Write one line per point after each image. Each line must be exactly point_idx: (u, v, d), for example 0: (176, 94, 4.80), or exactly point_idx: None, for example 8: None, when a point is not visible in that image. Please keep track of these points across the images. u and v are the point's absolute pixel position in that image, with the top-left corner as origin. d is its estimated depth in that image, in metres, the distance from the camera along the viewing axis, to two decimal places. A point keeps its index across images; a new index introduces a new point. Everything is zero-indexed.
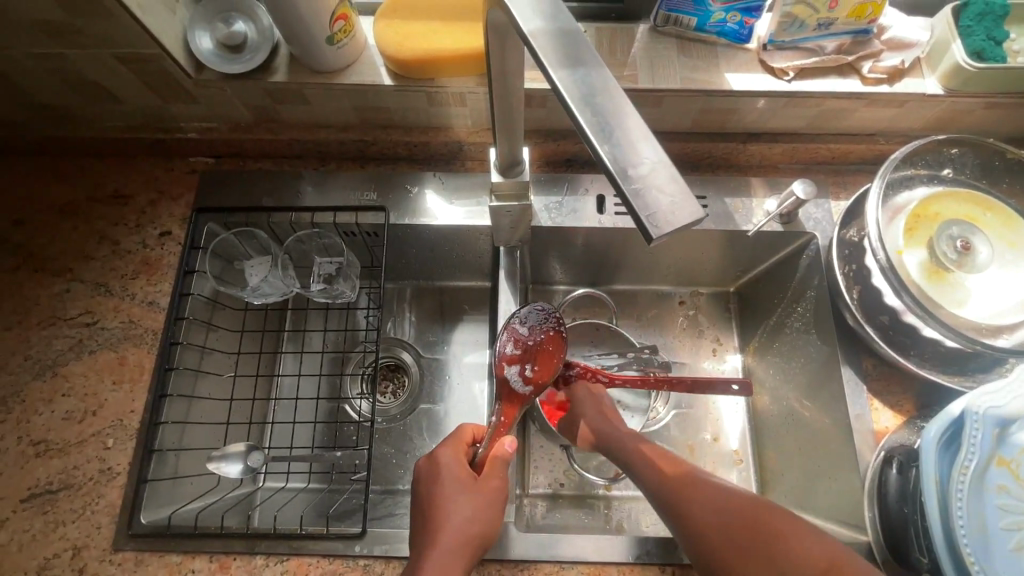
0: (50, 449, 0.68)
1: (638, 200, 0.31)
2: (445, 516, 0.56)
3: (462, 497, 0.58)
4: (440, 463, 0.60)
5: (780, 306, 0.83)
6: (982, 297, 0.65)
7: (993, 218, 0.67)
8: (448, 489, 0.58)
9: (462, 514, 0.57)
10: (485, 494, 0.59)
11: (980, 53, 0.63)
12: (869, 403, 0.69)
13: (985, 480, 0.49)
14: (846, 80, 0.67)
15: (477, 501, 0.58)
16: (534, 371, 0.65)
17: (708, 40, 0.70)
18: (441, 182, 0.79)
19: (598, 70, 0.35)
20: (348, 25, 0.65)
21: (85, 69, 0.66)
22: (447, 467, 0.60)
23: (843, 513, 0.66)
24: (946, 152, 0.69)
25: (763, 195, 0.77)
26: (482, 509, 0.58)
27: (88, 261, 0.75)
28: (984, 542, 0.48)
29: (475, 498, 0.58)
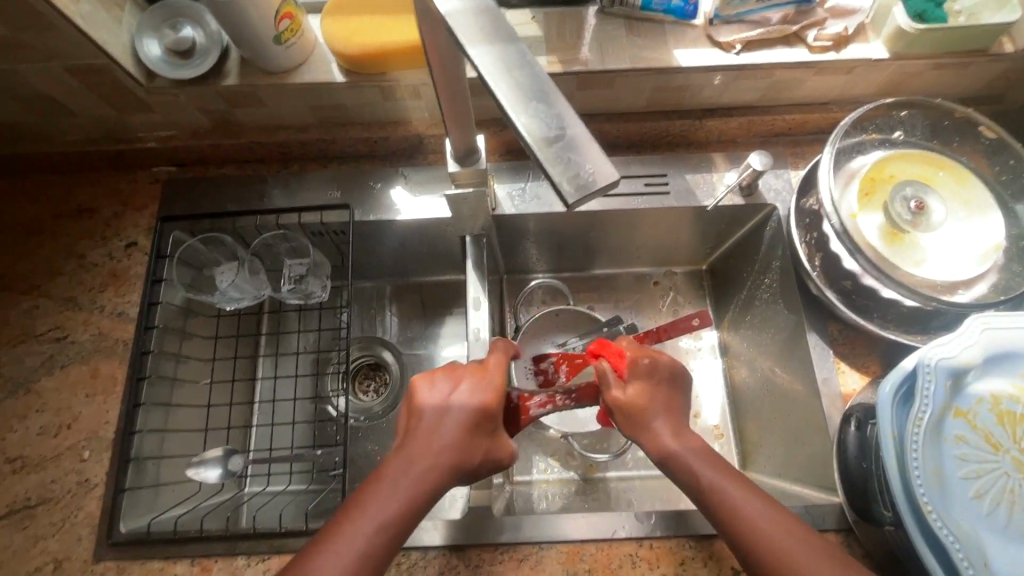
0: (27, 465, 0.68)
1: (557, 166, 0.32)
2: (392, 486, 0.50)
3: (457, 450, 0.53)
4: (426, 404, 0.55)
5: (749, 279, 0.84)
6: (938, 255, 0.66)
7: (946, 176, 0.68)
8: (446, 433, 0.53)
9: (446, 464, 0.52)
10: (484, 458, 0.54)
11: (921, 15, 0.64)
12: (836, 366, 0.70)
13: (943, 431, 0.51)
14: (792, 49, 0.68)
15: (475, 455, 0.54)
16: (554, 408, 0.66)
17: (656, 18, 0.70)
18: (405, 177, 0.80)
19: (512, 45, 0.35)
20: (295, 24, 0.65)
21: (36, 84, 0.66)
22: (470, 415, 0.55)
23: (819, 477, 0.67)
24: (896, 115, 0.70)
25: (723, 169, 0.78)
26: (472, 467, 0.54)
27: (55, 277, 0.76)
28: (942, 492, 0.49)
29: (466, 457, 0.53)
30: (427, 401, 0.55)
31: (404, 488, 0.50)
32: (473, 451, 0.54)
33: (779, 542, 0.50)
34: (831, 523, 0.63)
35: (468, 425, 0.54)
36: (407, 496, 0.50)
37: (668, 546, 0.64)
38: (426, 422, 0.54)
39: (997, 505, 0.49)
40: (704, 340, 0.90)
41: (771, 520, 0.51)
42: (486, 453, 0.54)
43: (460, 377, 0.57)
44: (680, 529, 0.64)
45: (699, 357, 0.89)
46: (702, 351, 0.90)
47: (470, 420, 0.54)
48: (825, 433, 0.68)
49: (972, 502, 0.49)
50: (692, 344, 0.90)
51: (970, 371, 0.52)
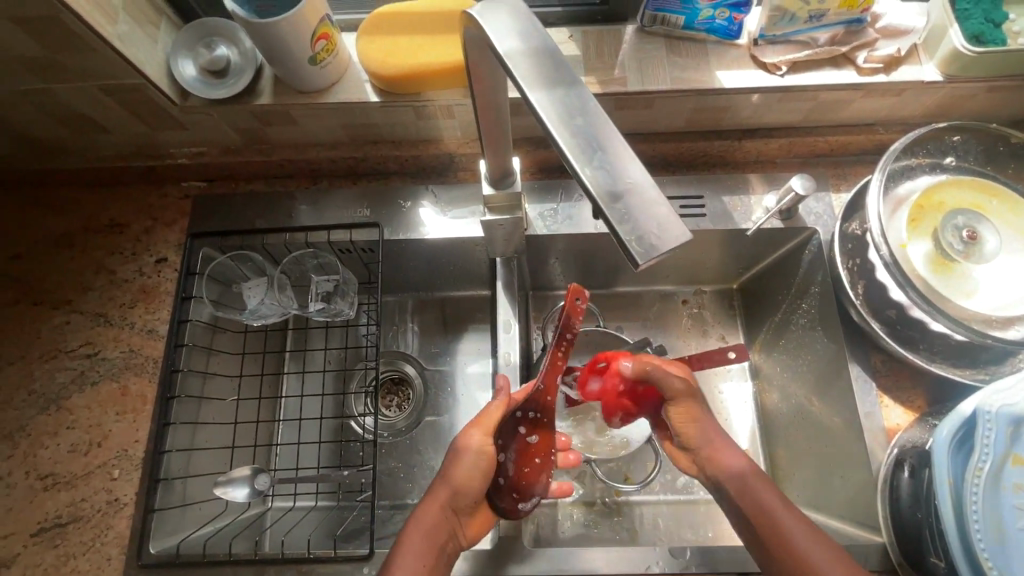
0: (58, 483, 0.68)
1: (624, 223, 0.30)
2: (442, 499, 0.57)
3: (451, 484, 0.57)
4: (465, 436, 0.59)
5: (784, 303, 0.82)
6: (991, 288, 0.63)
7: (1000, 205, 0.65)
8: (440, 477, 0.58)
9: (445, 501, 0.56)
10: (480, 479, 0.57)
11: (979, 37, 0.61)
12: (879, 400, 0.68)
13: (1002, 480, 0.48)
14: (841, 71, 0.66)
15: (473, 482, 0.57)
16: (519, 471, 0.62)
17: (697, 38, 0.68)
18: (435, 195, 0.79)
19: (572, 88, 0.34)
20: (331, 43, 0.64)
21: (70, 103, 0.66)
22: (456, 446, 0.59)
23: (858, 514, 0.65)
24: (948, 139, 0.67)
25: (761, 191, 0.76)
26: (470, 492, 0.57)
27: (86, 292, 0.76)
28: (1000, 545, 0.47)
29: (463, 486, 0.57)
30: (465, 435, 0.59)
31: (415, 531, 0.55)
32: (466, 478, 0.57)
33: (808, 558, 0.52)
34: (873, 563, 0.61)
35: (458, 457, 0.58)
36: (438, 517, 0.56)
37: None
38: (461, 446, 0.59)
39: None
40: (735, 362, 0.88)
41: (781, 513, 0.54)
42: (481, 477, 0.57)
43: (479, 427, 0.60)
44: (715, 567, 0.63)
45: (729, 380, 0.87)
46: (732, 373, 0.87)
47: (461, 451, 0.58)
48: (865, 468, 0.65)
49: None
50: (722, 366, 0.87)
51: None
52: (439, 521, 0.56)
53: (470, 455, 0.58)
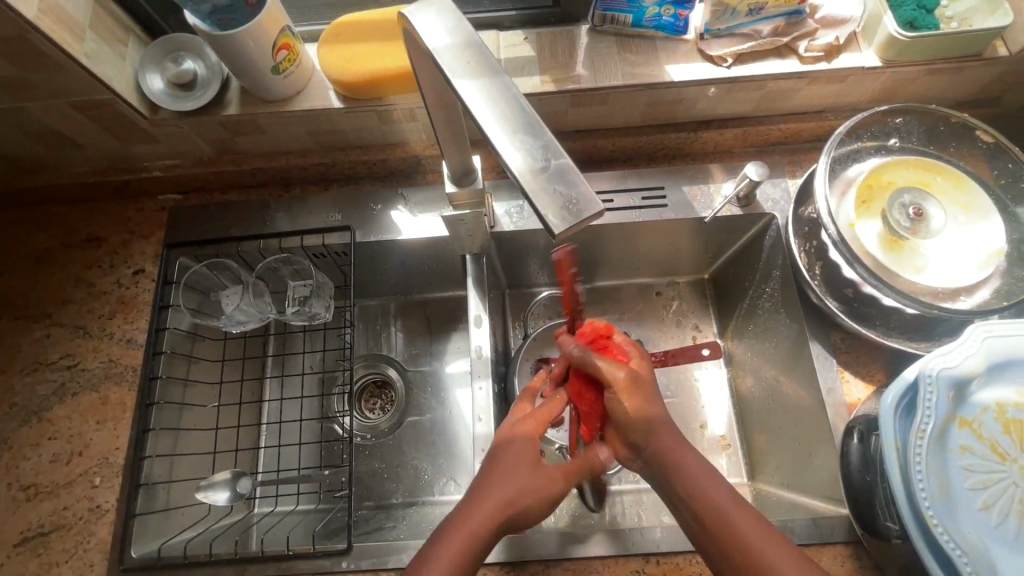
0: (40, 492, 0.69)
1: (541, 197, 0.33)
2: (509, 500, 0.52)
3: (512, 502, 0.52)
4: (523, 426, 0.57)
5: (750, 289, 0.84)
6: (939, 261, 0.65)
7: (944, 182, 0.68)
8: (498, 484, 0.53)
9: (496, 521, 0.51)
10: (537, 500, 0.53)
11: (912, 23, 0.65)
12: (840, 376, 0.70)
13: (947, 442, 0.50)
14: (785, 61, 0.68)
15: (529, 502, 0.52)
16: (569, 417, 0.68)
17: (647, 35, 0.71)
18: (405, 198, 0.81)
19: (496, 79, 0.37)
20: (293, 53, 0.66)
21: (44, 121, 0.68)
22: (518, 465, 0.54)
23: (827, 488, 0.67)
24: (891, 122, 0.70)
25: (720, 180, 0.79)
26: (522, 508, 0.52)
27: (65, 305, 0.77)
28: (947, 504, 0.48)
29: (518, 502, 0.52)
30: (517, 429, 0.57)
31: (461, 536, 0.50)
32: (522, 509, 0.52)
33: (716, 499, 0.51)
34: (840, 535, 0.63)
35: (512, 478, 0.53)
36: (490, 519, 0.51)
37: (676, 562, 0.64)
38: (521, 445, 0.55)
39: (1006, 516, 0.48)
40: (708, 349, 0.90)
41: (728, 506, 0.51)
42: (536, 508, 0.53)
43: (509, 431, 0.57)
44: (687, 545, 0.64)
45: (703, 367, 0.89)
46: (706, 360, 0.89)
47: (511, 469, 0.53)
48: (831, 443, 0.67)
49: (980, 513, 0.49)
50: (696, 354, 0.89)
51: (974, 380, 0.51)
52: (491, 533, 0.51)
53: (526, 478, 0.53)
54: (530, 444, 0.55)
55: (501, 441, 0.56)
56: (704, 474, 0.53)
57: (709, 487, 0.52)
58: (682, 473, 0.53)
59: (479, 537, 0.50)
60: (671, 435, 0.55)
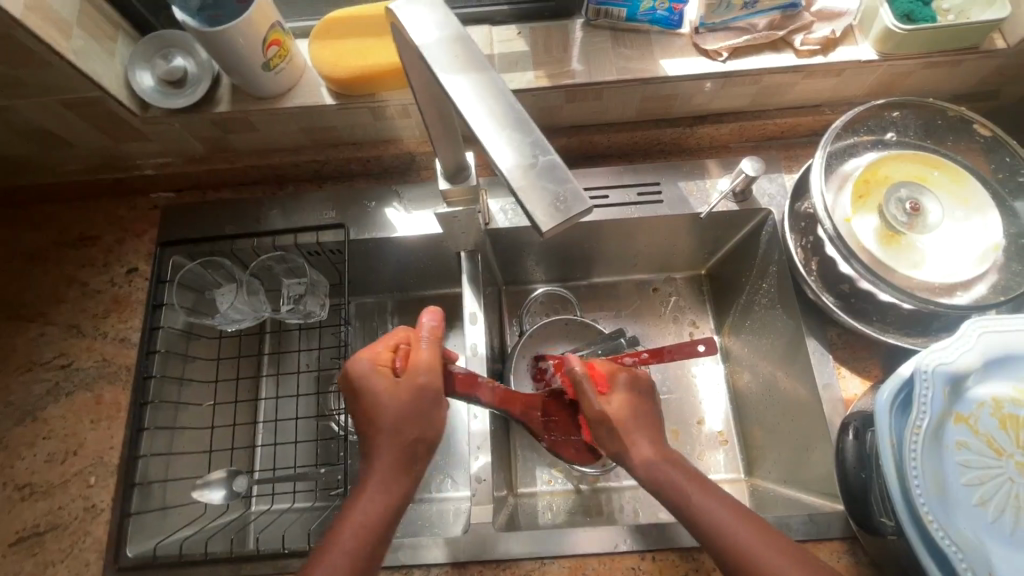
0: (35, 492, 0.69)
1: (530, 196, 0.33)
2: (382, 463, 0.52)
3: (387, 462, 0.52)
4: (361, 365, 0.56)
5: (747, 284, 0.83)
6: (935, 256, 0.65)
7: (941, 176, 0.67)
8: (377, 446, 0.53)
9: (386, 483, 0.52)
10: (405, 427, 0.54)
11: (909, 15, 0.64)
12: (837, 371, 0.70)
13: (943, 438, 0.50)
14: (780, 55, 0.68)
15: (401, 434, 0.53)
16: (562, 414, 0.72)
17: (642, 29, 0.70)
18: (400, 195, 0.80)
19: (485, 74, 0.36)
20: (284, 50, 0.66)
21: (34, 120, 0.67)
22: (378, 415, 0.54)
23: (823, 484, 0.67)
24: (888, 116, 0.69)
25: (717, 175, 0.78)
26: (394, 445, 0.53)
27: (58, 305, 0.77)
28: (942, 500, 0.48)
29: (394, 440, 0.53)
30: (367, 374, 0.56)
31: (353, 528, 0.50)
32: (393, 458, 0.53)
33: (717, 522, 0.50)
34: (836, 531, 0.63)
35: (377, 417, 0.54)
36: (377, 495, 0.51)
37: (672, 559, 0.64)
38: (366, 393, 0.55)
39: (1002, 512, 0.48)
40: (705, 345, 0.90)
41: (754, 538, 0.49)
42: (404, 453, 0.53)
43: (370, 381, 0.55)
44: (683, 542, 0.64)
45: (699, 363, 0.88)
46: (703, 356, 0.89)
47: (376, 417, 0.54)
48: (827, 439, 0.67)
49: (975, 509, 0.48)
50: None
51: (970, 376, 0.51)
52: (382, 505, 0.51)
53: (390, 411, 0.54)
54: (378, 369, 0.56)
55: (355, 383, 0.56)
56: (725, 511, 0.51)
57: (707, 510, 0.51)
58: (692, 503, 0.52)
59: (370, 512, 0.50)
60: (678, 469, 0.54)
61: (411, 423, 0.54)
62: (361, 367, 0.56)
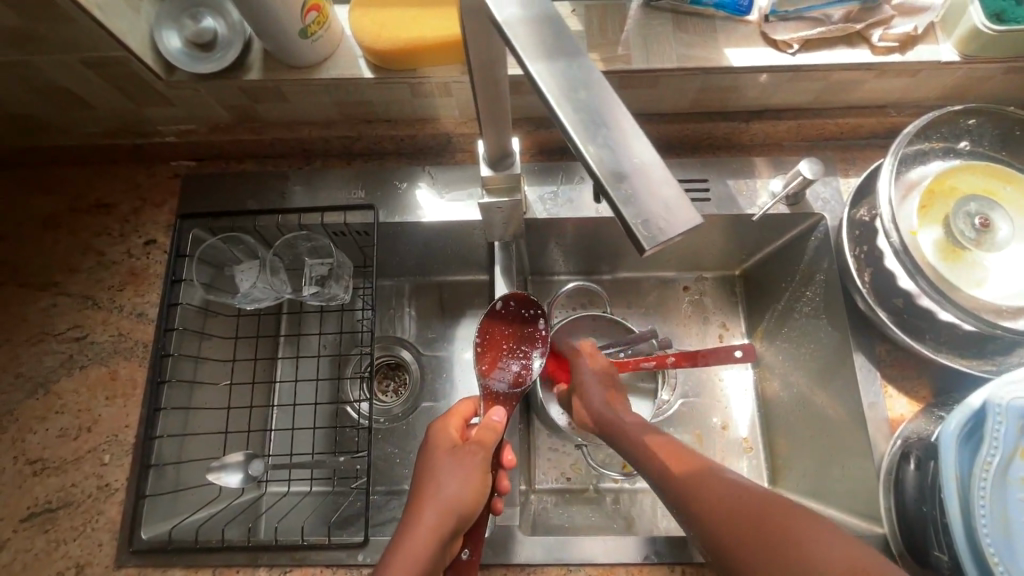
0: (47, 468, 0.67)
1: (629, 206, 0.29)
2: (440, 498, 0.53)
3: (447, 499, 0.53)
4: (433, 431, 0.60)
5: (787, 290, 0.80)
6: (1002, 277, 0.61)
7: (1014, 192, 0.63)
8: (428, 488, 0.54)
9: (440, 524, 0.51)
10: (471, 490, 0.54)
11: (1000, 15, 0.59)
12: (883, 390, 0.67)
13: (1009, 474, 0.47)
14: (854, 50, 0.63)
15: (460, 496, 0.53)
16: (493, 363, 0.67)
17: (706, 14, 0.65)
18: (432, 177, 0.76)
19: (578, 61, 0.32)
20: (322, 16, 0.62)
21: (52, 77, 0.63)
22: (438, 464, 0.56)
23: (861, 504, 0.64)
24: (963, 123, 0.65)
25: (767, 175, 0.74)
26: (459, 510, 0.53)
27: (73, 274, 0.74)
28: (1008, 541, 0.45)
29: (451, 507, 0.53)
30: (437, 438, 0.59)
31: (404, 556, 0.49)
32: (456, 496, 0.53)
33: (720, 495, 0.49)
34: None
35: (442, 477, 0.55)
36: (429, 533, 0.51)
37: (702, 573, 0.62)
38: (438, 450, 0.57)
39: None
40: None
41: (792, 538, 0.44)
42: (469, 488, 0.54)
43: (437, 438, 0.59)
44: None
45: (729, 367, 0.86)
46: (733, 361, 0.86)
47: (438, 464, 0.56)
48: (868, 459, 0.64)
49: None
50: None
51: None
52: (435, 541, 0.51)
53: (457, 473, 0.55)
54: (449, 433, 0.59)
55: (426, 446, 0.59)
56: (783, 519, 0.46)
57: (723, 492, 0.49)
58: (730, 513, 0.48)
59: (427, 548, 0.50)
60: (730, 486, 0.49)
61: (473, 466, 0.56)
62: (434, 437, 0.59)
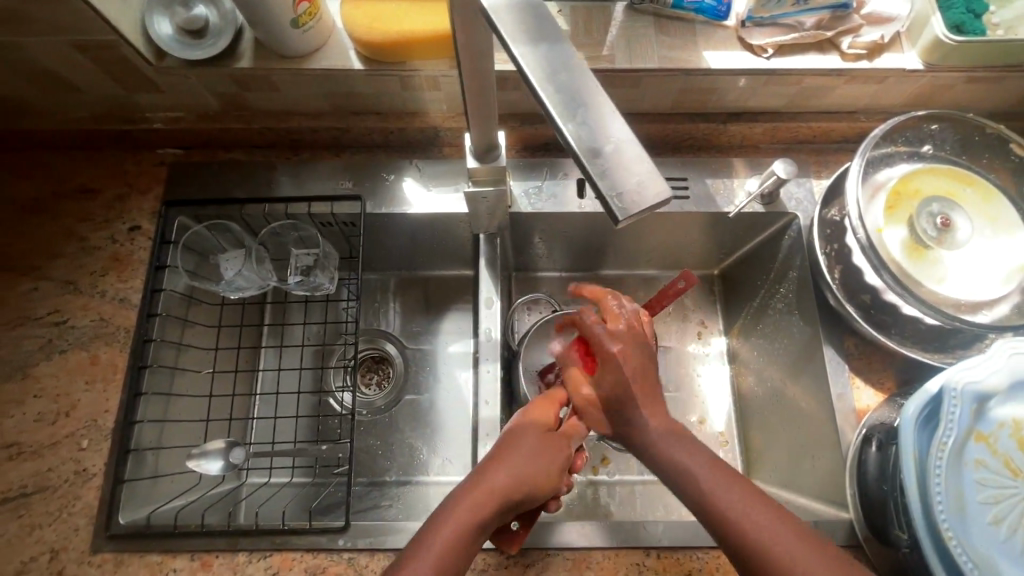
0: (23, 452, 0.66)
1: (604, 180, 0.31)
2: (520, 467, 0.52)
3: (525, 470, 0.52)
4: (532, 406, 0.59)
5: (763, 288, 0.82)
6: (960, 274, 0.64)
7: (973, 194, 0.67)
8: (509, 451, 0.53)
9: (514, 491, 0.50)
10: (546, 479, 0.53)
11: (960, 27, 0.63)
12: (850, 382, 0.70)
13: (963, 455, 0.50)
14: (825, 56, 0.66)
15: (535, 481, 0.52)
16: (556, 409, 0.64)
17: (686, 17, 0.68)
18: (419, 169, 0.78)
19: (559, 46, 0.34)
20: (314, 7, 0.63)
21: (41, 60, 0.63)
22: (528, 436, 0.54)
23: (829, 492, 0.67)
24: (926, 128, 0.68)
25: (744, 175, 0.77)
26: (528, 490, 0.51)
27: (55, 259, 0.73)
28: (961, 517, 0.49)
29: (527, 482, 0.51)
30: (534, 411, 0.58)
31: (467, 510, 0.49)
32: (533, 474, 0.52)
33: (753, 526, 0.47)
34: (839, 539, 0.63)
35: (527, 446, 0.53)
36: (495, 495, 0.50)
37: (676, 557, 0.64)
38: (528, 421, 0.56)
39: (1015, 531, 0.49)
40: (713, 346, 0.89)
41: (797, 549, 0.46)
42: (545, 473, 0.53)
43: (534, 408, 0.58)
44: (686, 540, 0.64)
45: (707, 363, 0.88)
46: (711, 357, 0.88)
47: (527, 433, 0.55)
48: (836, 448, 0.67)
49: (990, 527, 0.49)
50: (700, 350, 0.88)
51: (995, 396, 0.51)
52: (497, 510, 0.50)
53: (540, 450, 0.54)
54: (549, 409, 0.58)
55: (521, 413, 0.58)
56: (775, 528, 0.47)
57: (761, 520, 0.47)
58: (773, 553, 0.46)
59: (488, 513, 0.49)
60: (734, 487, 0.49)
61: (557, 452, 0.54)
62: (532, 409, 0.58)
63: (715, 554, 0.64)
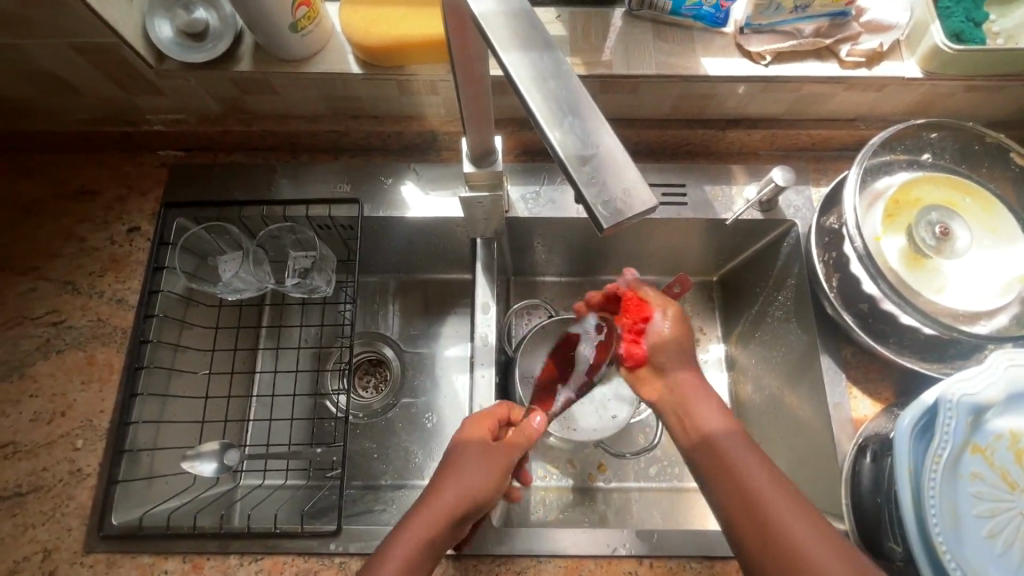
0: (18, 452, 0.66)
1: (590, 187, 0.31)
2: (463, 484, 0.54)
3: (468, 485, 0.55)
4: (473, 420, 0.61)
5: (762, 293, 0.82)
6: (959, 283, 0.64)
7: (973, 203, 0.66)
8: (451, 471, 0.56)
9: (458, 506, 0.53)
10: (493, 486, 0.56)
11: (959, 35, 0.63)
12: (847, 391, 0.69)
13: (958, 467, 0.50)
14: (824, 64, 0.66)
15: (484, 489, 0.55)
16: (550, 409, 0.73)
17: (684, 24, 0.68)
18: (417, 173, 0.78)
19: (549, 53, 0.34)
20: (313, 11, 0.63)
21: (42, 62, 0.64)
22: (467, 451, 0.57)
23: (825, 502, 0.66)
24: (925, 136, 0.68)
25: (743, 182, 0.76)
26: (477, 502, 0.54)
27: (53, 259, 0.74)
28: (956, 531, 0.48)
29: (471, 494, 0.54)
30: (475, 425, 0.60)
31: (414, 531, 0.52)
32: (475, 486, 0.55)
33: (779, 517, 0.48)
34: None
35: (467, 461, 0.56)
36: (440, 514, 0.53)
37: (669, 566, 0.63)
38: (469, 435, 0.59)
39: (1010, 545, 0.48)
40: (711, 353, 0.88)
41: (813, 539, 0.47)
42: (489, 482, 0.55)
43: (477, 420, 0.60)
44: (680, 549, 0.63)
45: (705, 370, 0.87)
46: (709, 364, 0.88)
47: (468, 450, 0.57)
48: (833, 458, 0.66)
49: (985, 541, 0.48)
50: (699, 357, 0.88)
51: (992, 408, 0.50)
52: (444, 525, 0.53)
53: (481, 463, 0.56)
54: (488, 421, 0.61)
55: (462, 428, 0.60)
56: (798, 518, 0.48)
57: (762, 483, 0.49)
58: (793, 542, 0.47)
59: (435, 530, 0.52)
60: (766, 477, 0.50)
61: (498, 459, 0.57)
62: (473, 422, 0.60)
63: (709, 564, 0.63)
